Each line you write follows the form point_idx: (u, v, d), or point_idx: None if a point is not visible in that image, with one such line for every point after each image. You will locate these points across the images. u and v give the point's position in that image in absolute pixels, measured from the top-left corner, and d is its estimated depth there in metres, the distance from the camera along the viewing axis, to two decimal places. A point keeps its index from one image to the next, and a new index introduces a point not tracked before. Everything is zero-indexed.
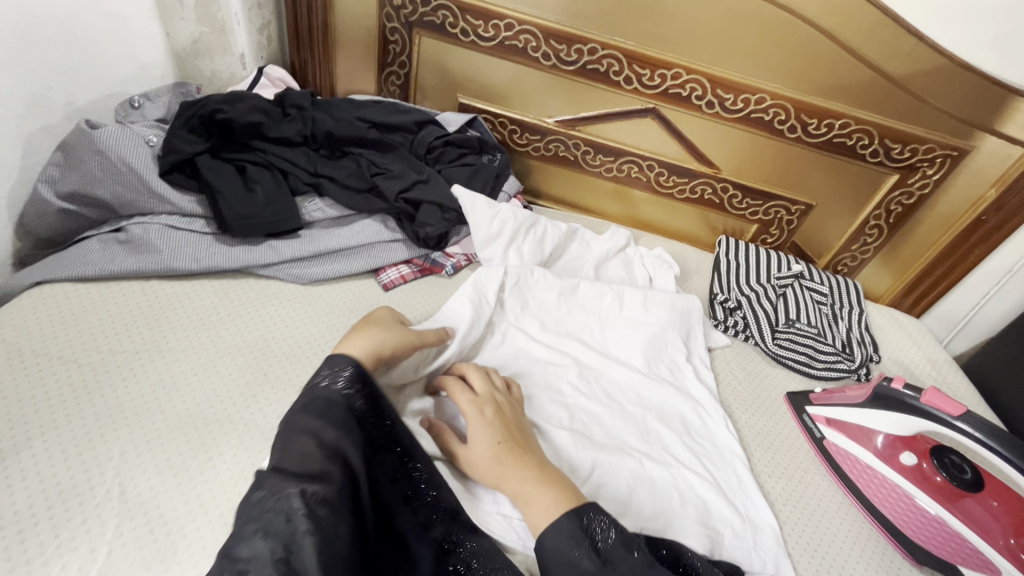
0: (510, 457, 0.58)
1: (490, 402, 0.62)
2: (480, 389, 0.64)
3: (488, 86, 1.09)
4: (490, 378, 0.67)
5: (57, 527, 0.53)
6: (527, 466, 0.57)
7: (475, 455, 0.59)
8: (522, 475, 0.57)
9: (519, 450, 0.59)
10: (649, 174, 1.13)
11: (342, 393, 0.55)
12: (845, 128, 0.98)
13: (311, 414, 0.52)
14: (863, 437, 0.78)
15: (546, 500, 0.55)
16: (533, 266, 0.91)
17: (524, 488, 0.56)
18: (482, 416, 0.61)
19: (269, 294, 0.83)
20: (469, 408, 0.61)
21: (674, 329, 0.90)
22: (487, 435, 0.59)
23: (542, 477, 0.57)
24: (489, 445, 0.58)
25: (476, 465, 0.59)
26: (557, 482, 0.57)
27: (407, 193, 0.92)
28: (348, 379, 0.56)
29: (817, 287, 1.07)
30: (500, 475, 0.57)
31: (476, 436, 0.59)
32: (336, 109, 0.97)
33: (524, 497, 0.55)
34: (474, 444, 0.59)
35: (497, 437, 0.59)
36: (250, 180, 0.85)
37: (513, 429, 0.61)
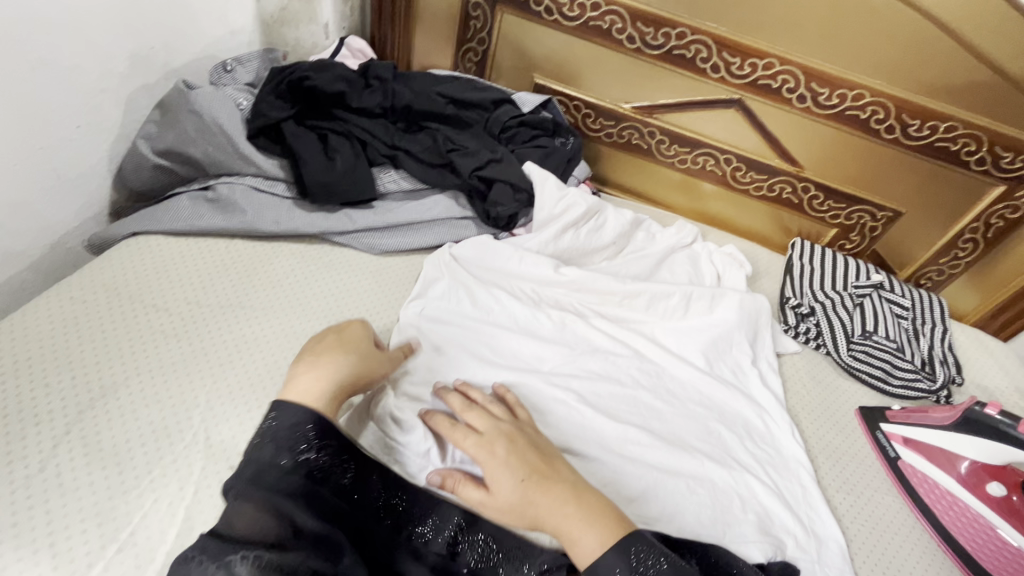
0: (539, 492, 0.53)
1: (500, 438, 0.57)
2: (483, 427, 0.58)
3: (566, 67, 1.07)
4: (490, 411, 0.61)
5: (150, 463, 0.57)
6: (560, 497, 0.53)
7: (501, 499, 0.54)
8: (563, 511, 0.52)
9: (546, 483, 0.54)
10: (725, 168, 1.09)
11: (286, 454, 0.51)
12: (951, 131, 0.91)
13: (242, 486, 0.49)
14: (946, 461, 0.73)
15: (590, 538, 0.51)
16: (596, 275, 0.89)
17: (570, 525, 0.52)
18: (495, 457, 0.55)
19: (342, 262, 0.84)
20: (478, 452, 0.56)
21: (742, 330, 0.87)
22: (507, 476, 0.54)
23: (581, 510, 0.53)
24: (513, 486, 0.54)
25: (505, 509, 0.54)
26: (598, 511, 0.53)
27: (481, 171, 0.91)
28: (305, 436, 0.52)
29: (898, 300, 1.01)
30: (535, 513, 0.53)
31: (497, 478, 0.54)
32: (415, 83, 0.97)
33: (568, 536, 0.52)
34: (498, 487, 0.54)
35: (520, 475, 0.54)
36: (331, 148, 0.87)
37: (534, 459, 0.56)
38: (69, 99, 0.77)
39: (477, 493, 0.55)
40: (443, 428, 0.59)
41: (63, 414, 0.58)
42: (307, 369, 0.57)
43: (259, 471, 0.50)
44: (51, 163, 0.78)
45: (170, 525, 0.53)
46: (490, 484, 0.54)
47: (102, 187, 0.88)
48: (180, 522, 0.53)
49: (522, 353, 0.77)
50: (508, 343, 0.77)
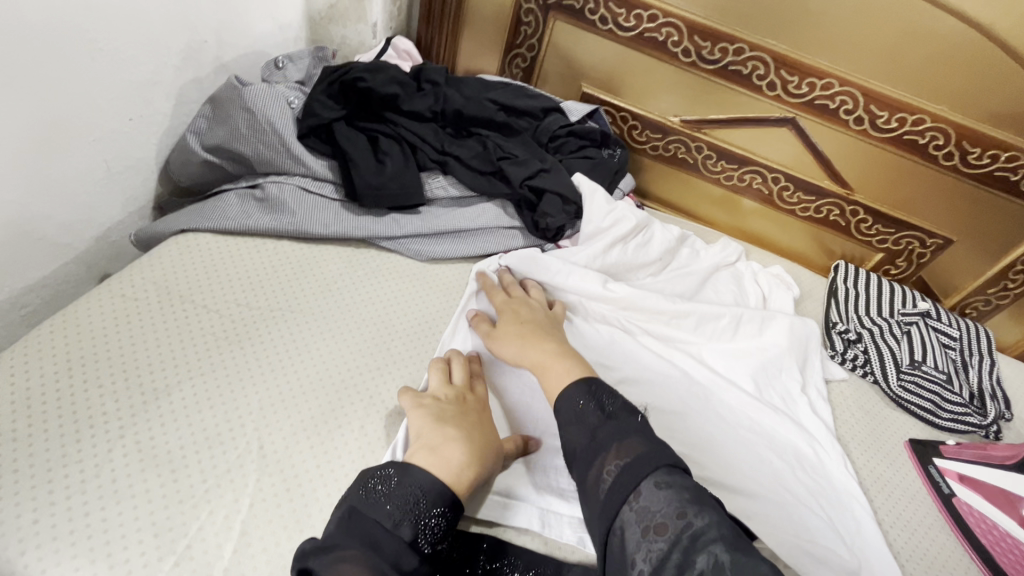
0: (531, 334, 0.67)
1: (522, 303, 0.74)
2: (516, 296, 0.76)
3: (615, 78, 1.05)
4: (527, 292, 0.78)
5: (205, 472, 0.55)
6: (544, 342, 0.66)
7: (500, 335, 0.69)
8: (545, 349, 0.64)
9: (540, 334, 0.67)
10: (772, 186, 1.07)
11: (415, 533, 0.48)
12: (1012, 161, 0.89)
13: (352, 541, 0.45)
14: (1007, 502, 0.72)
15: (562, 372, 0.61)
16: (644, 292, 0.87)
17: (549, 358, 0.63)
18: (511, 308, 0.73)
19: (389, 266, 0.82)
20: (501, 304, 0.74)
21: (791, 354, 0.85)
22: (511, 320, 0.70)
23: (561, 352, 0.64)
24: (515, 326, 0.69)
25: (503, 340, 0.68)
26: (576, 359, 0.63)
27: (531, 181, 0.89)
28: (440, 524, 0.49)
29: (945, 329, 0.99)
30: (522, 347, 0.66)
31: (507, 321, 0.70)
32: (466, 87, 0.95)
33: (542, 367, 0.63)
34: (505, 325, 0.70)
35: (524, 322, 0.70)
36: (381, 151, 0.86)
37: (541, 320, 0.71)
38: (124, 92, 0.76)
39: (490, 326, 0.72)
40: (488, 288, 0.78)
41: (118, 416, 0.57)
42: (448, 438, 0.55)
43: (375, 535, 0.46)
44: (102, 155, 0.77)
45: (227, 539, 0.51)
46: (500, 323, 0.71)
47: (147, 180, 0.86)
48: (237, 536, 0.52)
49: None
50: None
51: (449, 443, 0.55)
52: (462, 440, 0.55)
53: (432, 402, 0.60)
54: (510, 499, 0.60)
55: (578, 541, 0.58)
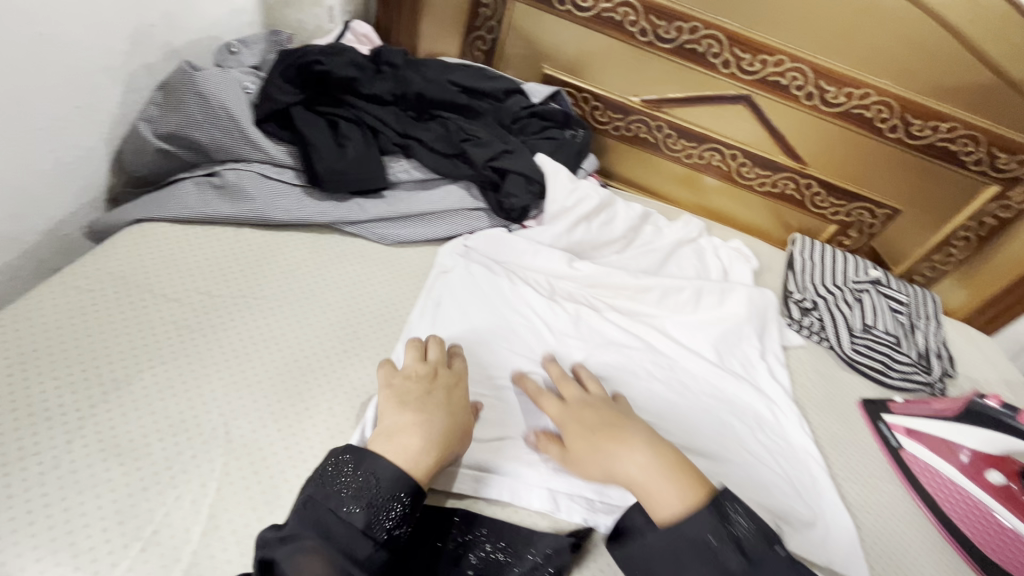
0: (607, 440, 0.58)
1: (580, 403, 0.64)
2: (570, 397, 0.65)
3: (575, 59, 1.06)
4: (581, 385, 0.68)
5: (170, 458, 0.55)
6: (635, 449, 0.57)
7: (573, 449, 0.60)
8: (636, 459, 0.56)
9: (616, 435, 0.59)
10: (730, 163, 1.10)
11: (371, 521, 0.48)
12: (951, 132, 0.94)
13: (307, 532, 0.46)
14: (948, 451, 0.76)
15: (672, 494, 0.53)
16: (607, 269, 0.89)
17: (643, 471, 0.55)
18: (574, 416, 0.63)
19: (353, 251, 0.82)
20: (558, 413, 0.64)
21: (751, 324, 0.88)
22: (578, 428, 0.61)
23: (661, 461, 0.56)
24: (588, 439, 0.59)
25: (581, 461, 0.59)
26: (683, 471, 0.56)
27: (494, 162, 0.90)
28: (398, 507, 0.49)
29: (895, 295, 1.04)
30: (608, 464, 0.57)
31: (575, 436, 0.60)
32: (427, 70, 0.94)
33: (646, 494, 0.54)
34: (575, 442, 0.60)
35: (593, 428, 0.60)
36: (342, 136, 0.85)
37: (612, 419, 0.61)
38: (70, 78, 0.73)
39: (558, 450, 0.62)
40: (535, 394, 0.66)
41: (76, 407, 0.56)
42: (408, 425, 0.55)
43: (328, 524, 0.47)
44: (49, 145, 0.74)
45: (194, 523, 0.51)
46: (569, 440, 0.61)
47: (98, 170, 0.84)
48: (205, 519, 0.52)
49: (537, 345, 0.78)
50: (516, 345, 0.77)
51: (406, 428, 0.54)
52: (420, 424, 0.55)
53: (398, 387, 0.59)
54: (480, 473, 0.61)
55: (549, 509, 0.60)
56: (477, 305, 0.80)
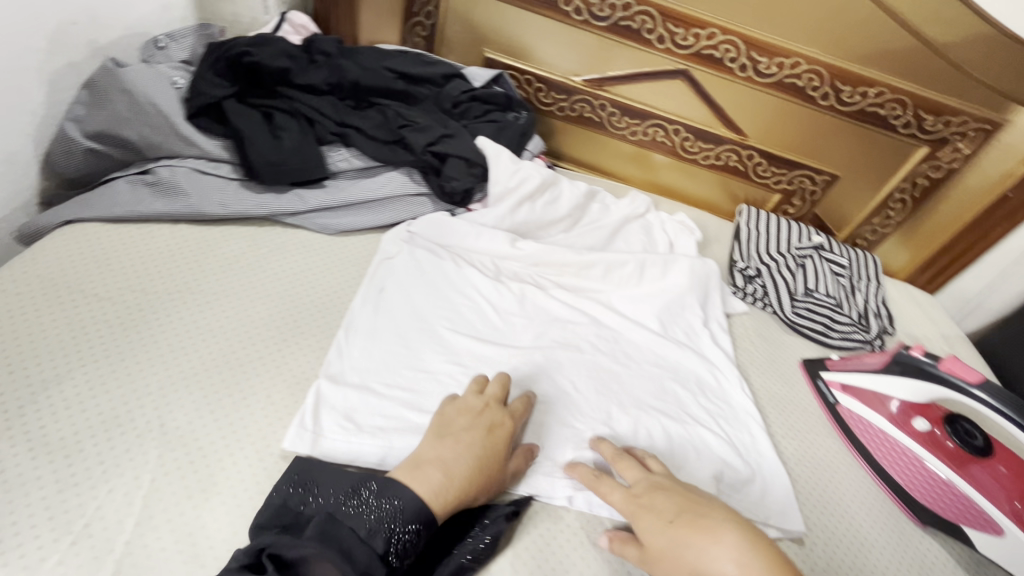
0: (688, 529, 0.51)
1: (648, 488, 0.57)
2: (635, 481, 0.59)
3: (515, 41, 1.07)
4: (647, 469, 0.61)
5: (102, 454, 0.55)
6: (719, 536, 0.49)
7: (649, 541, 0.52)
8: (731, 557, 0.48)
9: (701, 526, 0.51)
10: (674, 138, 1.11)
11: (390, 548, 0.49)
12: (879, 96, 0.97)
13: (331, 550, 0.46)
14: (877, 402, 0.79)
15: None
16: (551, 247, 0.91)
17: (743, 572, 0.47)
18: (642, 505, 0.55)
19: (293, 242, 0.82)
20: (624, 505, 0.57)
21: (694, 294, 0.90)
22: (656, 518, 0.53)
23: (754, 551, 0.48)
24: (660, 531, 0.52)
25: (659, 558, 0.51)
26: (779, 565, 0.47)
27: (433, 146, 0.90)
28: (409, 533, 0.50)
29: (836, 259, 1.08)
30: (691, 557, 0.49)
31: (648, 529, 0.53)
32: (363, 57, 0.94)
33: None
34: (649, 536, 0.53)
35: (670, 516, 0.53)
36: (277, 127, 0.84)
37: (685, 502, 0.54)
38: None
39: (636, 552, 0.54)
40: (587, 480, 0.61)
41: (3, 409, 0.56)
42: (437, 460, 0.55)
43: (347, 545, 0.47)
44: None
45: (127, 514, 0.52)
46: (642, 534, 0.53)
47: (27, 173, 0.82)
48: (138, 510, 0.52)
49: (481, 326, 0.79)
50: (460, 327, 0.78)
51: (433, 461, 0.55)
52: (449, 460, 0.56)
53: (440, 418, 0.61)
54: None
55: None
56: (421, 291, 0.80)
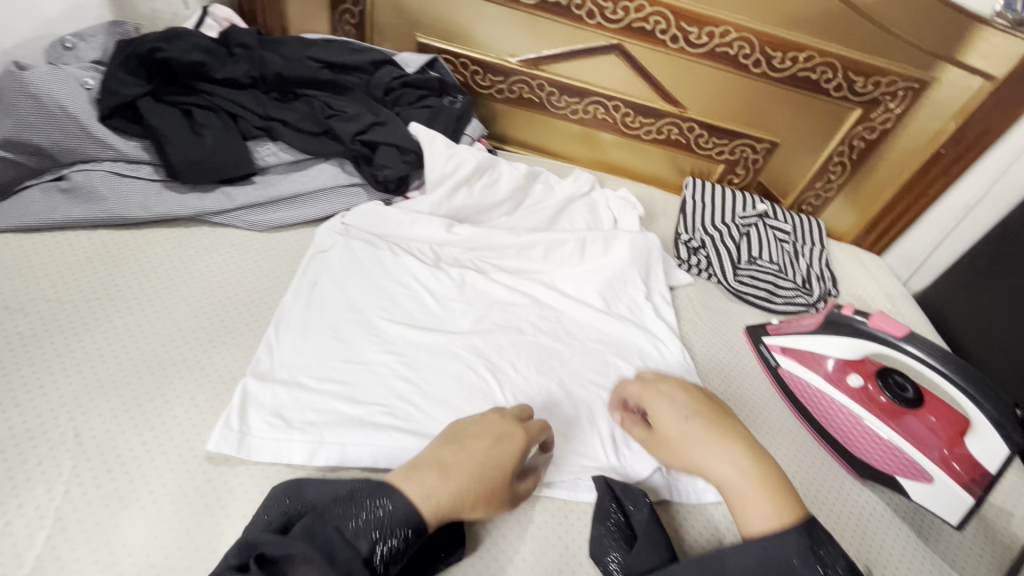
0: (702, 431, 0.60)
1: (669, 385, 0.67)
2: (656, 380, 0.69)
3: (447, 23, 1.05)
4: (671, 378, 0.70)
5: (12, 469, 0.53)
6: (727, 440, 0.59)
7: (665, 430, 0.62)
8: (734, 463, 0.57)
9: (715, 432, 0.60)
10: (615, 115, 1.11)
11: (376, 552, 0.45)
12: (810, 61, 0.97)
13: (313, 549, 0.43)
14: (814, 362, 0.80)
15: (761, 500, 0.55)
16: (489, 230, 0.90)
17: (741, 475, 0.57)
18: (663, 397, 0.66)
19: (221, 241, 0.81)
20: (644, 393, 0.67)
21: (635, 268, 0.91)
22: (671, 412, 0.63)
23: (755, 463, 0.57)
24: (677, 420, 0.62)
25: (666, 441, 0.62)
26: (777, 479, 0.56)
27: (363, 135, 0.89)
28: (398, 535, 0.47)
29: (780, 226, 1.09)
30: (695, 450, 0.60)
31: (663, 413, 0.64)
32: (285, 48, 0.92)
33: (734, 496, 0.56)
34: (662, 420, 0.63)
35: (686, 415, 0.62)
36: (198, 124, 0.82)
37: (704, 405, 0.64)
38: None
39: (642, 432, 0.66)
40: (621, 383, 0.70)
41: None
42: (436, 465, 0.52)
43: (332, 545, 0.44)
44: None
45: (38, 529, 0.50)
46: (655, 418, 0.64)
47: None
48: (51, 523, 0.51)
49: (419, 314, 0.78)
50: (396, 317, 0.77)
51: (433, 465, 0.52)
52: (450, 466, 0.52)
53: (453, 426, 0.58)
54: (350, 442, 0.61)
55: None
56: (357, 283, 0.79)
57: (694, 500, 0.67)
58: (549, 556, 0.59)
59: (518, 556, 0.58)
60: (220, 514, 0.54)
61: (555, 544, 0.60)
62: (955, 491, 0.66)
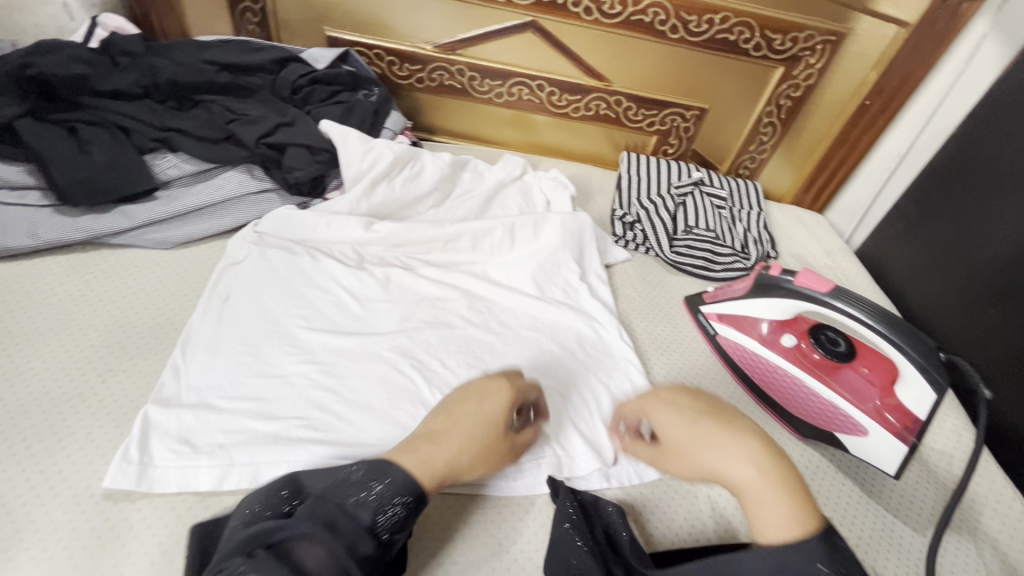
0: (710, 434, 0.50)
1: (672, 390, 0.57)
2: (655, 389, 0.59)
3: (354, 14, 1.00)
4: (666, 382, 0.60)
5: None
6: (738, 442, 0.49)
7: (670, 442, 0.53)
8: (746, 460, 0.48)
9: (723, 434, 0.50)
10: (540, 95, 1.08)
11: (380, 522, 0.43)
12: (726, 22, 0.95)
13: (315, 526, 0.41)
14: (748, 326, 0.78)
15: (778, 513, 0.45)
16: (412, 224, 0.87)
17: (755, 477, 0.47)
18: (666, 406, 0.55)
19: (124, 264, 0.76)
20: (644, 404, 0.57)
21: (567, 249, 0.88)
22: (676, 411, 0.54)
23: (769, 465, 0.47)
24: (682, 429, 0.52)
25: (673, 455, 0.52)
26: (798, 488, 0.46)
27: (268, 138, 0.84)
28: (399, 503, 0.45)
29: (716, 192, 1.08)
30: (703, 459, 0.50)
31: (667, 426, 0.53)
32: (176, 53, 0.87)
33: (751, 507, 0.47)
34: (665, 432, 0.54)
35: (691, 420, 0.52)
36: (84, 142, 0.77)
37: (711, 409, 0.53)
38: None
39: (648, 451, 0.57)
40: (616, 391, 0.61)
41: None
42: (429, 437, 0.51)
43: (334, 518, 0.42)
44: None
45: None
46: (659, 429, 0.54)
47: None
48: None
49: (341, 318, 0.75)
50: (315, 325, 0.73)
51: (428, 436, 0.51)
52: (444, 437, 0.51)
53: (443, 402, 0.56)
54: (264, 462, 0.58)
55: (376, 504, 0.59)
56: (272, 293, 0.75)
57: (637, 481, 0.65)
58: (481, 555, 0.57)
59: (448, 561, 0.56)
60: (120, 553, 0.51)
61: (487, 542, 0.58)
62: (890, 441, 0.66)
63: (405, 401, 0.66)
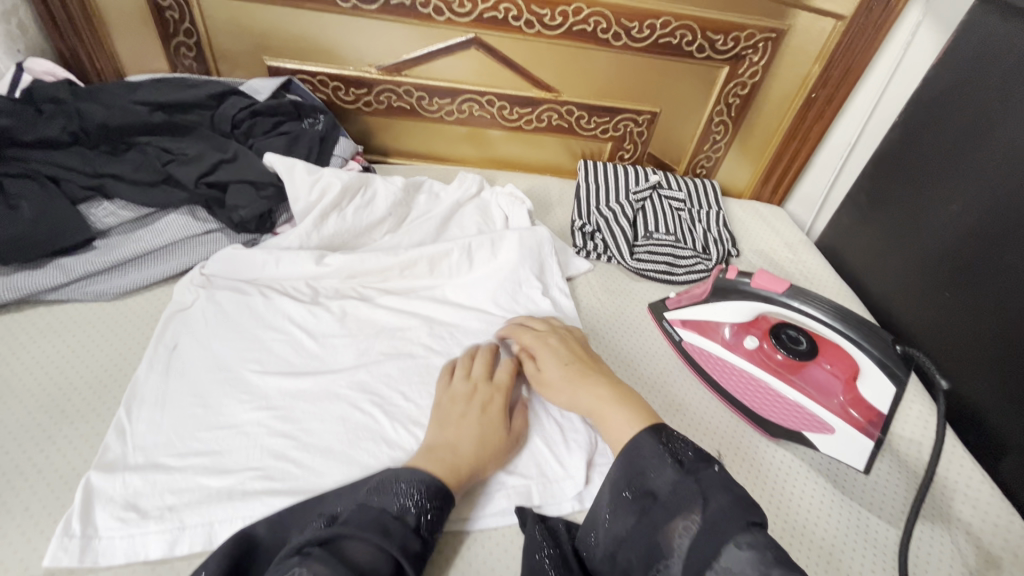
0: (577, 373, 0.63)
1: (554, 334, 0.70)
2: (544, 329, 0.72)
3: (293, 42, 0.98)
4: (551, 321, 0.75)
5: None
6: (595, 378, 0.63)
7: (547, 376, 0.65)
8: (594, 392, 0.61)
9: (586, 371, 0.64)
10: (491, 110, 1.07)
11: (421, 523, 0.47)
12: (667, 26, 0.96)
13: (370, 528, 0.44)
14: (711, 330, 0.79)
15: (619, 416, 0.57)
16: (365, 254, 0.84)
17: (600, 401, 0.60)
18: (548, 345, 0.68)
19: (63, 320, 0.73)
20: (533, 343, 0.69)
21: (526, 265, 0.87)
22: (555, 359, 0.66)
23: (617, 393, 0.60)
24: (557, 366, 0.65)
25: (551, 385, 0.64)
26: (637, 405, 0.58)
27: (209, 177, 0.82)
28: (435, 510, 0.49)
29: (673, 194, 1.08)
30: (570, 390, 0.62)
31: (545, 361, 0.66)
32: (106, 96, 0.84)
33: (599, 417, 0.59)
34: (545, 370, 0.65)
35: (564, 361, 0.66)
36: (11, 197, 0.73)
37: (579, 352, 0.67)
38: None
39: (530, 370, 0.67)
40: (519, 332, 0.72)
41: None
42: (440, 444, 0.57)
43: (385, 523, 0.45)
44: None
45: None
46: (540, 364, 0.66)
47: None
48: None
49: (296, 357, 0.73)
50: (269, 368, 0.70)
51: (444, 438, 0.57)
52: (457, 443, 0.57)
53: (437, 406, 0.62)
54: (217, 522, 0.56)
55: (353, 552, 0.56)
56: (220, 339, 0.72)
57: None
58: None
59: None
60: None
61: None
62: (856, 436, 0.66)
63: (367, 442, 0.64)
